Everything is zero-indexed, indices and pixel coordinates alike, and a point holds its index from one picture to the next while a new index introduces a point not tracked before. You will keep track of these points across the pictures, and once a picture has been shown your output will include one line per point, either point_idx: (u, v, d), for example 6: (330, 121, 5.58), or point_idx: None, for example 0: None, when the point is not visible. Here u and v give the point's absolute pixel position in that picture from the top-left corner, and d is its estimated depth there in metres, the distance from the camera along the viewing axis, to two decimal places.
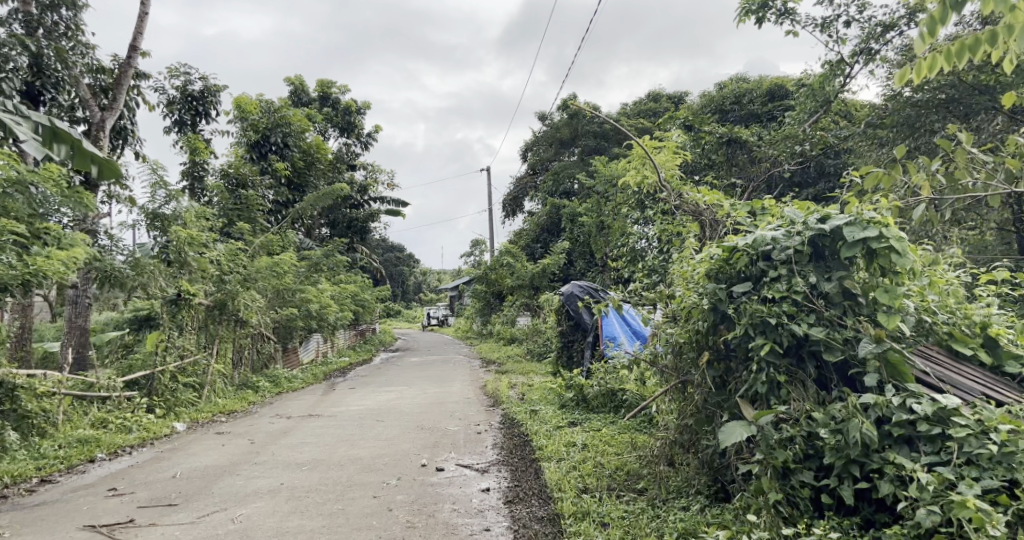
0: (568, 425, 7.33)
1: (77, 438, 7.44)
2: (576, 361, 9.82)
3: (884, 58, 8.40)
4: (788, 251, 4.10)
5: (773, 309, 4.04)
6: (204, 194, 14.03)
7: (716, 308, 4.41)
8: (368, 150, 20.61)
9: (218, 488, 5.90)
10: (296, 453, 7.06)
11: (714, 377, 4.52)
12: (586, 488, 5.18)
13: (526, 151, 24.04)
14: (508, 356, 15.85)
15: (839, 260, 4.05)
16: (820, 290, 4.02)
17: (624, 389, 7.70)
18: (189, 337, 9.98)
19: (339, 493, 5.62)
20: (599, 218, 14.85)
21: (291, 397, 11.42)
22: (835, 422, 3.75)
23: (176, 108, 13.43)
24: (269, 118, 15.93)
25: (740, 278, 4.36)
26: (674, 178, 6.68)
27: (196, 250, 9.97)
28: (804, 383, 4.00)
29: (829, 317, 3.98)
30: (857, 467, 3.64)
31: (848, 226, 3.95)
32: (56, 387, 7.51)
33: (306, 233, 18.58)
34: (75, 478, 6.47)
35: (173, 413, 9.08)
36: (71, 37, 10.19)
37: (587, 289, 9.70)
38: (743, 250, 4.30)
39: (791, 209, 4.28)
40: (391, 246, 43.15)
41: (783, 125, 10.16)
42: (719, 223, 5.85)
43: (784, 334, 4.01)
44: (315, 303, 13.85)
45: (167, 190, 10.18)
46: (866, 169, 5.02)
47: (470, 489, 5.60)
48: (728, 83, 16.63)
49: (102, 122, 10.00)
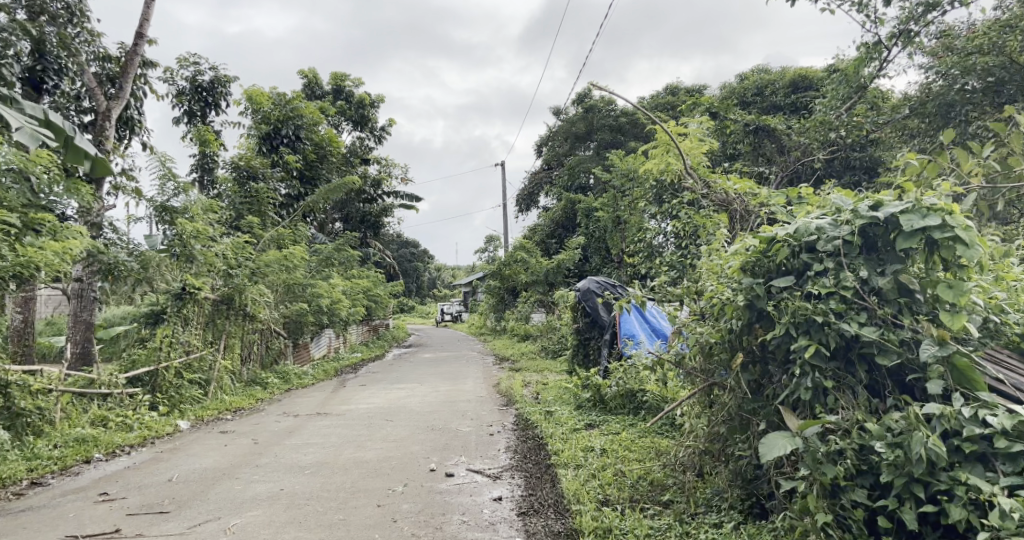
0: (586, 428, 6.96)
1: (74, 438, 7.05)
2: (593, 359, 9.43)
3: (921, 42, 7.94)
4: (835, 242, 3.68)
5: (818, 307, 3.64)
6: (213, 187, 13.77)
7: (752, 305, 4.01)
8: (381, 144, 20.30)
9: (214, 494, 5.56)
10: (300, 455, 6.72)
11: (749, 381, 4.13)
12: (607, 500, 4.81)
13: (541, 145, 23.65)
14: (523, 353, 15.50)
15: (893, 252, 3.63)
16: (872, 286, 3.60)
17: (645, 390, 7.30)
18: (195, 332, 9.65)
19: (342, 502, 5.27)
20: (616, 212, 14.44)
21: (300, 394, 11.13)
22: (892, 434, 3.35)
23: (185, 99, 13.13)
24: (280, 110, 15.63)
25: (780, 271, 3.94)
26: (701, 165, 6.26)
27: (203, 243, 9.62)
28: (854, 390, 3.59)
29: (882, 317, 3.57)
30: (921, 487, 3.23)
31: (905, 214, 3.52)
32: (52, 384, 7.24)
33: (318, 227, 18.29)
34: (68, 481, 6.15)
35: (176, 411, 8.76)
36: (77, 24, 9.81)
37: (604, 285, 9.30)
38: (782, 241, 3.88)
39: (838, 196, 3.87)
40: (406, 243, 42.90)
41: (812, 114, 9.71)
42: (751, 213, 5.44)
43: (831, 336, 3.60)
44: (326, 298, 13.54)
45: (175, 182, 9.93)
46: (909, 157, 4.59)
47: (482, 498, 5.24)
48: (750, 74, 16.14)
49: (107, 112, 9.71)
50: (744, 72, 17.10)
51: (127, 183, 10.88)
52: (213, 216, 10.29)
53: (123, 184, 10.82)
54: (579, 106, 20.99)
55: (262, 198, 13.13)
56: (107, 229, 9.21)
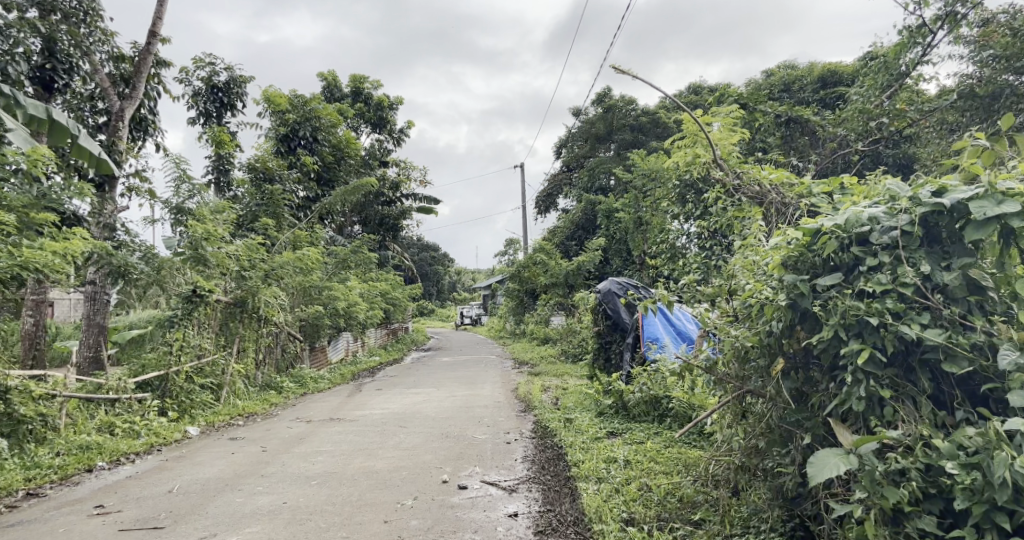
0: (608, 436, 6.58)
1: (78, 445, 6.78)
2: (614, 364, 9.05)
3: (968, 27, 7.48)
4: (892, 233, 3.27)
5: (874, 307, 3.23)
6: (229, 188, 13.54)
7: (795, 305, 3.60)
8: (400, 146, 20.02)
9: (214, 507, 5.26)
10: (309, 465, 6.39)
11: (791, 390, 3.74)
12: (631, 519, 4.48)
13: (561, 146, 23.25)
14: (542, 357, 15.11)
15: (960, 244, 3.22)
16: (936, 282, 3.20)
17: (670, 396, 6.92)
18: (207, 336, 9.38)
19: (346, 517, 4.95)
20: (637, 213, 13.99)
21: (314, 398, 10.83)
22: (964, 454, 2.97)
23: (201, 100, 12.93)
24: (298, 111, 15.35)
25: (828, 267, 3.53)
26: (732, 157, 5.82)
27: (215, 245, 9.29)
28: (916, 401, 3.19)
29: (949, 318, 3.16)
30: (1005, 517, 2.86)
31: (975, 200, 3.11)
32: (56, 389, 7.00)
33: (335, 230, 18.03)
34: (65, 492, 5.87)
35: (187, 416, 8.47)
36: (91, 24, 9.46)
37: (626, 286, 8.89)
38: (829, 232, 3.47)
39: (892, 181, 3.46)
40: (426, 246, 42.58)
41: (846, 106, 9.25)
42: (788, 207, 5.02)
43: (889, 339, 3.20)
44: (342, 301, 13.25)
45: (191, 183, 9.77)
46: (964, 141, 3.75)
47: (497, 514, 4.90)
48: (776, 71, 15.58)
49: (120, 112, 9.43)
50: (769, 69, 16.59)
51: (141, 184, 10.67)
52: (228, 218, 10.05)
53: (137, 185, 10.60)
54: (599, 106, 20.57)
55: (277, 199, 12.82)
56: (120, 231, 9.03)
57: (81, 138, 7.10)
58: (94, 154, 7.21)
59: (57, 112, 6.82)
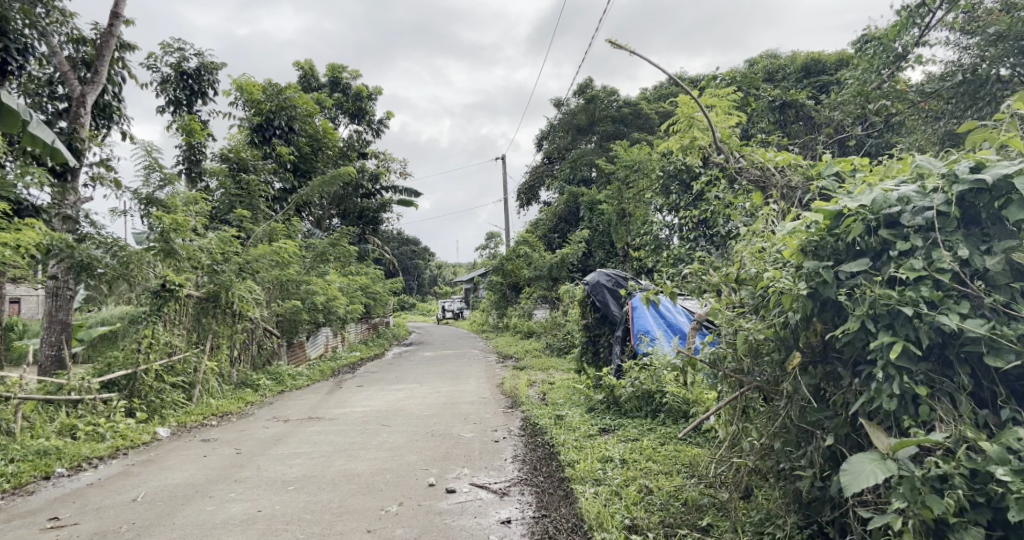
0: (602, 433, 6.30)
1: (35, 450, 6.36)
2: (604, 357, 8.71)
3: (968, 6, 7.19)
4: (927, 214, 3.12)
5: (907, 296, 3.08)
6: (201, 179, 13.05)
7: (815, 295, 3.38)
8: (379, 137, 19.57)
9: (181, 517, 4.92)
10: (286, 468, 6.04)
11: (809, 386, 3.50)
12: (634, 525, 4.19)
13: (542, 137, 22.89)
14: (527, 351, 14.79)
15: (1000, 225, 3.08)
16: (975, 268, 3.06)
17: (664, 391, 6.64)
18: (178, 332, 8.92)
19: (327, 526, 4.63)
20: (620, 204, 13.66)
21: (293, 396, 10.44)
22: (1015, 459, 2.84)
23: (170, 87, 12.41)
24: (273, 100, 14.88)
25: (852, 254, 3.32)
26: (732, 139, 5.45)
27: (183, 237, 8.85)
28: (954, 398, 3.05)
29: (989, 307, 3.02)
30: None
31: (1020, 177, 2.96)
32: (11, 392, 6.59)
33: (314, 223, 17.55)
34: (18, 503, 5.45)
35: (157, 417, 8.04)
36: (47, 3, 9.03)
37: (615, 278, 8.57)
38: (853, 214, 3.28)
39: (922, 157, 3.29)
40: (406, 241, 42.01)
41: (839, 92, 8.99)
42: (794, 191, 4.75)
43: (925, 330, 3.05)
44: (321, 295, 12.83)
45: (161, 172, 9.35)
46: (976, 121, 3.60)
47: (488, 521, 4.60)
48: (759, 60, 15.29)
49: (81, 97, 8.96)
50: (752, 58, 16.32)
51: (105, 174, 10.20)
52: (200, 210, 9.63)
53: (101, 175, 10.12)
54: (580, 97, 20.24)
55: (252, 190, 12.33)
56: (83, 222, 8.55)
57: (32, 125, 6.71)
58: (46, 141, 6.85)
59: (6, 97, 6.34)
